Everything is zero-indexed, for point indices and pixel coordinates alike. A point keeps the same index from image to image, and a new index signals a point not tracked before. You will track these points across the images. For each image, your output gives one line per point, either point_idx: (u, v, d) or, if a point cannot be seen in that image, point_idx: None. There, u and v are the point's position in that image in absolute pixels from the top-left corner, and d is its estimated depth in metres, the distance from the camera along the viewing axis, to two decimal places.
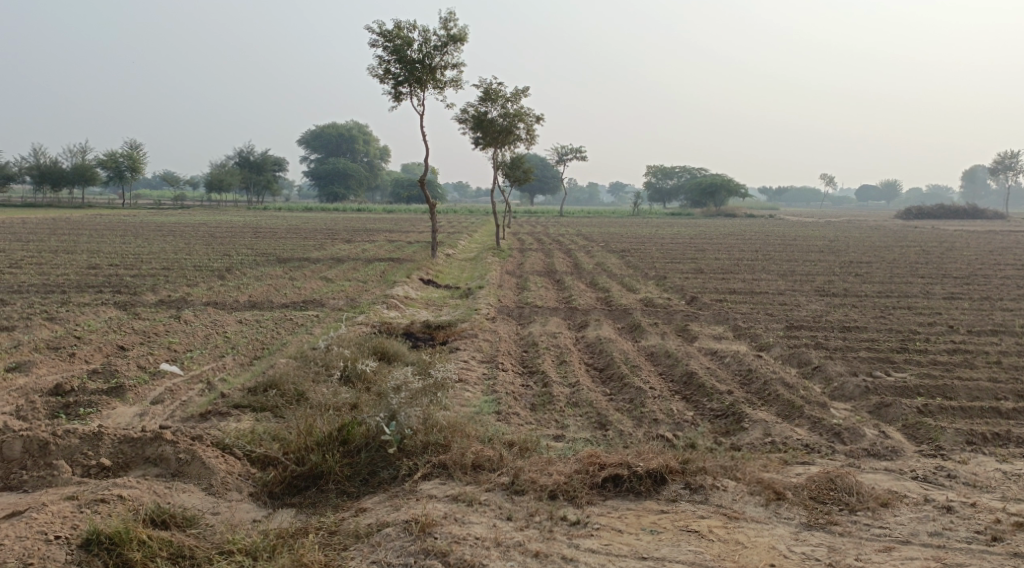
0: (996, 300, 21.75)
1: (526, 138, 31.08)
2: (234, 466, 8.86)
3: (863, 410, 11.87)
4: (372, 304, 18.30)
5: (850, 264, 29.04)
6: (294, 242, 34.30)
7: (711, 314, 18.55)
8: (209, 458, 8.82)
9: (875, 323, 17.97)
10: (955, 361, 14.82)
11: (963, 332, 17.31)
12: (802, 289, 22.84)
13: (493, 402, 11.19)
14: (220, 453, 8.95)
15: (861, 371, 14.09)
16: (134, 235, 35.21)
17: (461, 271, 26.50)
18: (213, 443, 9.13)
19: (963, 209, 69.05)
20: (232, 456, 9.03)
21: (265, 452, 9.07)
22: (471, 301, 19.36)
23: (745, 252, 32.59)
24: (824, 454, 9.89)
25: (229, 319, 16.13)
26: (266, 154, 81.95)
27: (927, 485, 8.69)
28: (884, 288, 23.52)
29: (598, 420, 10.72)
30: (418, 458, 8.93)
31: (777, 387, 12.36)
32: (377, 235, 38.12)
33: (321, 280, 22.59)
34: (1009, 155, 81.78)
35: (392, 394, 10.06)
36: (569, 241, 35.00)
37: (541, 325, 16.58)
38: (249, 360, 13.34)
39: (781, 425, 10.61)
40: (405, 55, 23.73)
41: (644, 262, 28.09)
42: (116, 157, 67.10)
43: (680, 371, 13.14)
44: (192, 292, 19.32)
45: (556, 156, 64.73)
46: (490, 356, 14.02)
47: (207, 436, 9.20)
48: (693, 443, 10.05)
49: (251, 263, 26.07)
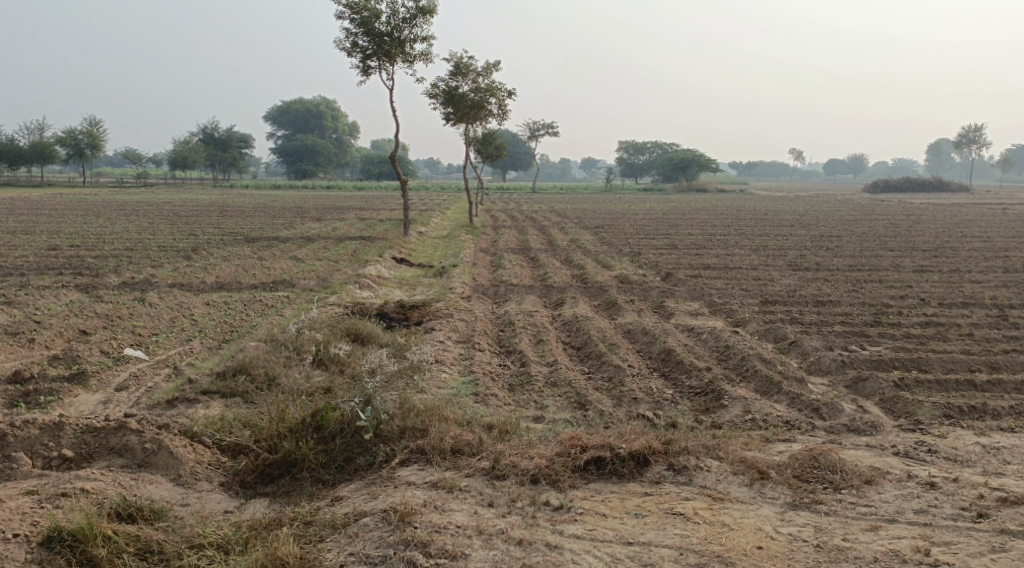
0: (966, 272, 21.86)
1: (497, 114, 30.78)
2: (203, 455, 8.67)
3: (841, 385, 11.84)
4: (344, 283, 18.03)
5: (821, 237, 29.11)
6: (263, 220, 33.84)
7: (686, 290, 18.49)
8: (177, 447, 8.61)
9: (849, 297, 17.99)
10: (928, 334, 14.86)
11: (935, 305, 17.37)
12: (775, 264, 22.85)
13: (470, 384, 11.03)
14: (189, 442, 8.75)
15: (837, 345, 14.07)
16: (97, 215, 34.52)
17: (434, 249, 26.26)
18: (181, 432, 8.91)
19: (930, 182, 69.67)
20: (201, 445, 8.82)
21: (236, 440, 8.87)
22: (444, 280, 19.15)
23: (716, 227, 32.58)
24: (805, 431, 9.83)
25: (196, 302, 15.81)
26: (231, 130, 80.76)
27: (910, 461, 8.65)
28: (855, 261, 23.59)
29: (577, 400, 10.60)
30: (395, 443, 8.76)
31: (754, 363, 12.30)
32: (348, 213, 37.68)
33: (290, 259, 22.24)
34: (973, 127, 82.42)
35: (367, 377, 9.86)
36: (541, 217, 34.85)
37: (516, 303, 16.43)
38: (218, 344, 13.08)
39: (760, 401, 10.55)
40: (373, 28, 23.32)
41: (617, 238, 27.97)
42: (76, 136, 65.80)
43: (657, 348, 13.04)
44: (157, 274, 18.93)
45: (526, 130, 64.36)
46: (465, 336, 13.83)
47: (174, 425, 8.98)
48: (674, 422, 9.95)
49: (218, 242, 25.64)
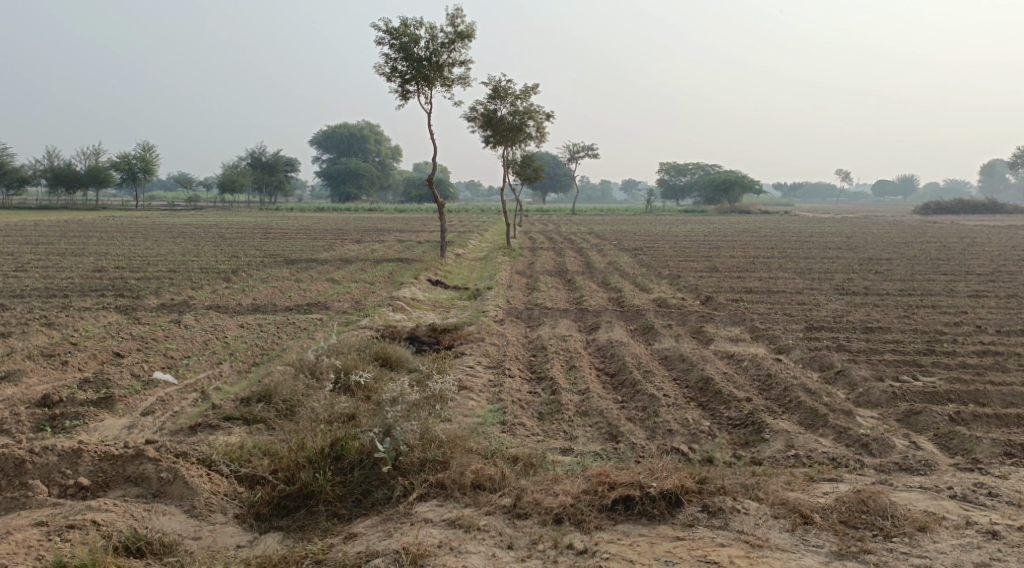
0: (1023, 298, 20.96)
1: (536, 136, 30.49)
2: (219, 485, 8.32)
3: (891, 418, 11.20)
4: (377, 306, 17.71)
5: (870, 261, 28.27)
6: (304, 242, 33.82)
7: (727, 315, 17.89)
8: (192, 477, 8.28)
9: (899, 323, 17.26)
10: (984, 364, 14.12)
11: (991, 333, 16.58)
12: (821, 288, 22.12)
13: (498, 412, 10.59)
14: (205, 471, 8.41)
15: (887, 375, 13.39)
16: (144, 237, 34.74)
17: (471, 271, 25.92)
18: (198, 460, 8.58)
19: (982, 204, 67.94)
20: (218, 474, 8.47)
21: (253, 470, 8.52)
22: (479, 303, 18.75)
23: (760, 249, 31.86)
24: (852, 469, 9.24)
25: (229, 324, 15.58)
26: (278, 154, 81.59)
27: (968, 506, 8.02)
28: (905, 286, 22.77)
29: (609, 431, 10.10)
30: (414, 477, 8.36)
31: (798, 393, 11.71)
32: (388, 235, 37.56)
33: (327, 281, 22.03)
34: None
35: (389, 406, 9.47)
36: (581, 239, 34.43)
37: (551, 327, 15.99)
38: (247, 367, 12.80)
39: (804, 435, 9.97)
40: (411, 53, 23.17)
41: (657, 261, 27.39)
42: (128, 160, 66.78)
43: (695, 376, 12.50)
44: (195, 295, 18.80)
45: (568, 152, 64.02)
46: (496, 361, 13.41)
47: (192, 452, 8.65)
48: (710, 456, 9.42)
49: (258, 264, 25.56)
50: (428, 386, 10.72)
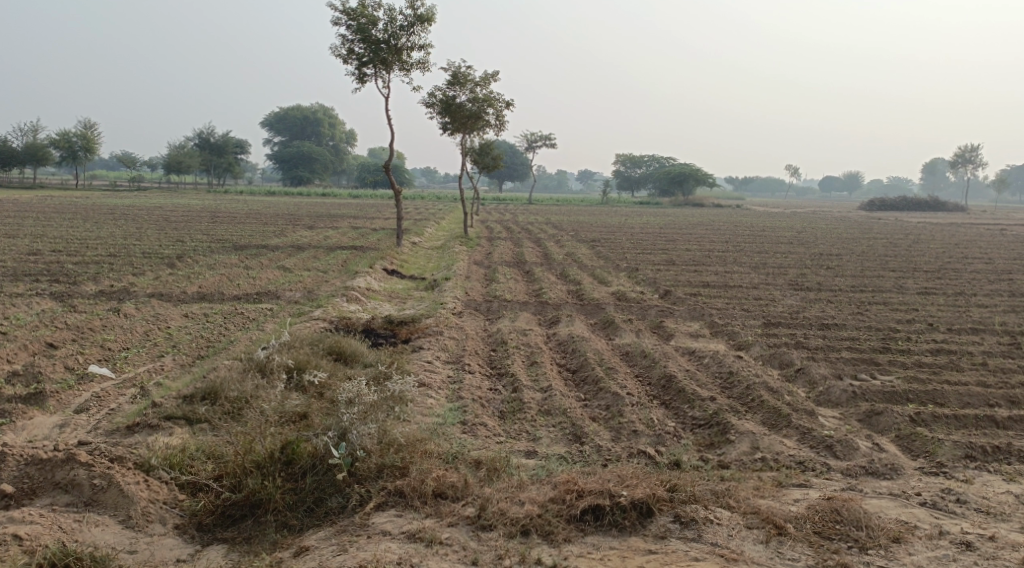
0: (972, 295, 21.16)
1: (494, 124, 30.12)
2: (157, 493, 7.91)
3: (853, 418, 11.11)
4: (330, 296, 17.24)
5: (821, 256, 28.43)
6: (253, 227, 33.05)
7: (685, 309, 17.77)
8: (128, 484, 7.85)
9: (854, 320, 17.28)
10: (940, 363, 14.14)
11: (944, 331, 16.67)
12: (776, 283, 22.12)
13: (458, 411, 10.28)
14: (142, 477, 7.98)
15: (846, 374, 13.34)
16: (85, 219, 33.66)
17: (426, 261, 25.54)
18: (135, 465, 8.13)
19: (926, 201, 69.16)
20: (156, 480, 8.05)
21: (195, 477, 8.11)
22: (436, 294, 18.37)
23: (715, 243, 31.89)
24: (820, 474, 9.10)
25: (173, 314, 15.00)
26: (227, 135, 80.01)
27: (939, 514, 7.91)
28: (858, 282, 22.88)
29: (572, 432, 9.85)
30: (371, 484, 8.02)
31: (761, 392, 11.57)
32: (341, 222, 36.89)
33: (278, 269, 21.46)
34: (970, 147, 81.76)
35: (345, 406, 9.08)
36: (537, 229, 34.20)
37: (510, 321, 15.70)
38: (191, 361, 12.30)
39: (769, 437, 9.81)
40: (369, 35, 22.64)
41: (614, 253, 27.24)
42: (69, 138, 64.85)
43: (657, 373, 12.29)
44: (138, 282, 18.12)
45: (523, 141, 63.67)
46: (454, 356, 13.08)
47: (129, 456, 8.20)
48: (677, 460, 9.22)
49: (206, 249, 24.83)
50: (387, 384, 10.34)
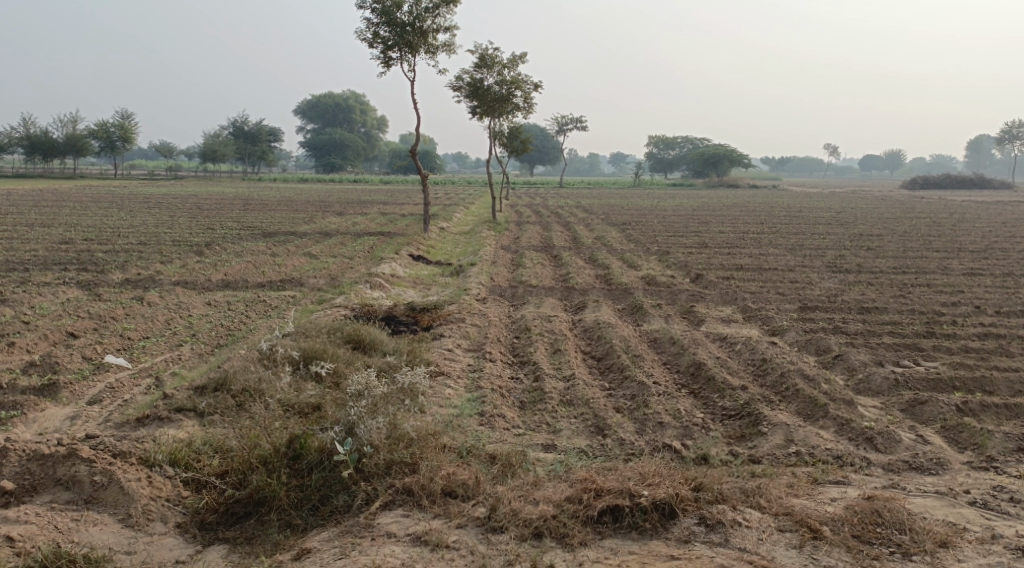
0: (1020, 276, 20.30)
1: (523, 107, 29.58)
2: (160, 489, 7.61)
3: (894, 408, 10.53)
4: (354, 283, 16.89)
5: (860, 237, 27.59)
6: (284, 214, 32.85)
7: (718, 293, 17.17)
8: (130, 481, 7.54)
9: (895, 303, 16.58)
10: (987, 348, 13.44)
11: (990, 314, 15.93)
12: (812, 265, 21.42)
13: (476, 401, 9.88)
14: (145, 473, 7.66)
15: (887, 360, 12.72)
16: (119, 208, 33.67)
17: (455, 246, 25.14)
18: (139, 460, 7.81)
19: (969, 179, 67.43)
20: (159, 476, 7.73)
21: (199, 473, 7.80)
22: (462, 280, 17.95)
23: (750, 225, 31.14)
24: (859, 469, 8.56)
25: (195, 302, 14.73)
26: (260, 123, 80.12)
27: (990, 515, 7.38)
28: (899, 263, 22.09)
29: (595, 423, 9.40)
30: (378, 482, 7.70)
31: (796, 380, 11.03)
32: (371, 208, 36.62)
33: (305, 256, 21.16)
34: (1015, 123, 79.58)
35: (354, 399, 8.73)
36: (569, 213, 33.66)
37: (536, 307, 15.25)
38: (209, 350, 12.01)
39: (804, 429, 9.28)
40: (393, 17, 22.21)
41: (646, 236, 26.63)
42: (106, 128, 65.22)
43: (686, 361, 11.77)
44: (163, 270, 17.91)
45: (555, 124, 63.01)
46: (476, 344, 12.66)
47: (133, 451, 7.87)
48: (705, 455, 8.75)
49: (234, 237, 24.64)
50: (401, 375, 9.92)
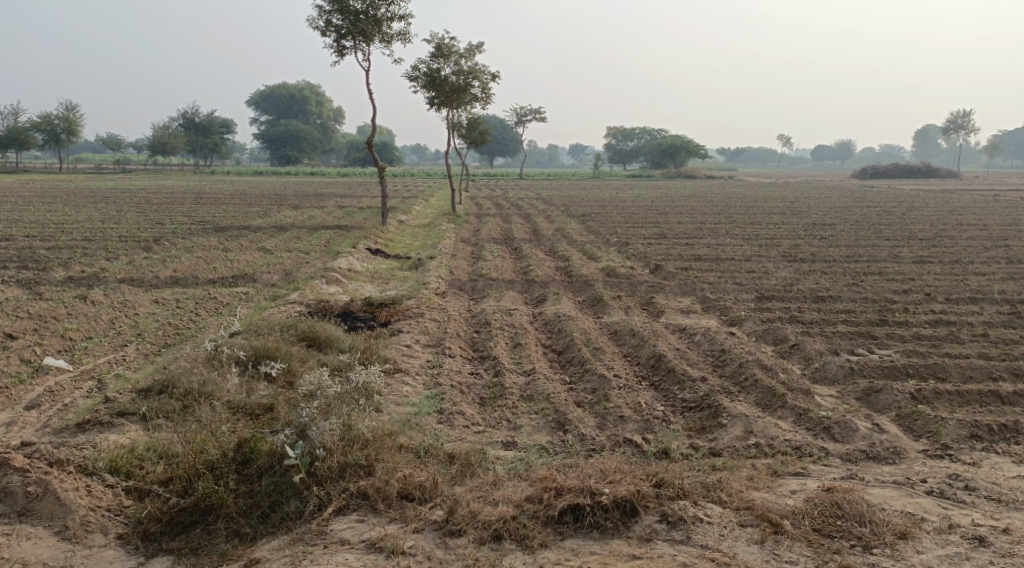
0: (969, 264, 20.64)
1: (481, 97, 29.38)
2: (100, 499, 7.49)
3: (850, 397, 10.59)
4: (309, 277, 16.64)
5: (813, 226, 27.87)
6: (237, 209, 32.30)
7: (676, 284, 17.19)
8: (66, 491, 7.41)
9: (849, 291, 16.74)
10: (939, 335, 13.61)
11: (941, 301, 16.16)
12: (768, 255, 21.56)
13: (435, 399, 9.79)
14: (83, 483, 7.56)
15: (842, 349, 12.80)
16: (65, 203, 32.85)
17: (413, 239, 24.92)
18: (76, 469, 7.73)
19: (917, 168, 68.60)
20: (99, 486, 7.63)
21: (141, 481, 7.70)
22: (419, 274, 17.78)
23: (706, 215, 31.31)
24: (817, 460, 8.57)
25: (142, 300, 14.41)
26: (212, 115, 78.82)
27: (947, 504, 7.43)
28: (852, 252, 22.34)
29: (556, 418, 9.35)
30: (332, 486, 7.59)
31: (754, 371, 11.05)
32: (327, 201, 36.19)
33: (258, 251, 20.80)
34: (963, 112, 81.02)
35: (306, 399, 8.60)
36: (527, 205, 33.57)
37: (495, 300, 15.14)
38: (156, 350, 11.83)
39: (763, 420, 9.29)
40: (347, 5, 21.91)
41: (604, 227, 26.64)
42: (51, 120, 63.64)
43: (646, 353, 11.75)
44: (109, 267, 17.48)
45: (513, 115, 62.85)
46: (435, 339, 12.52)
47: (71, 460, 7.77)
48: (666, 448, 8.71)
49: (185, 232, 24.16)
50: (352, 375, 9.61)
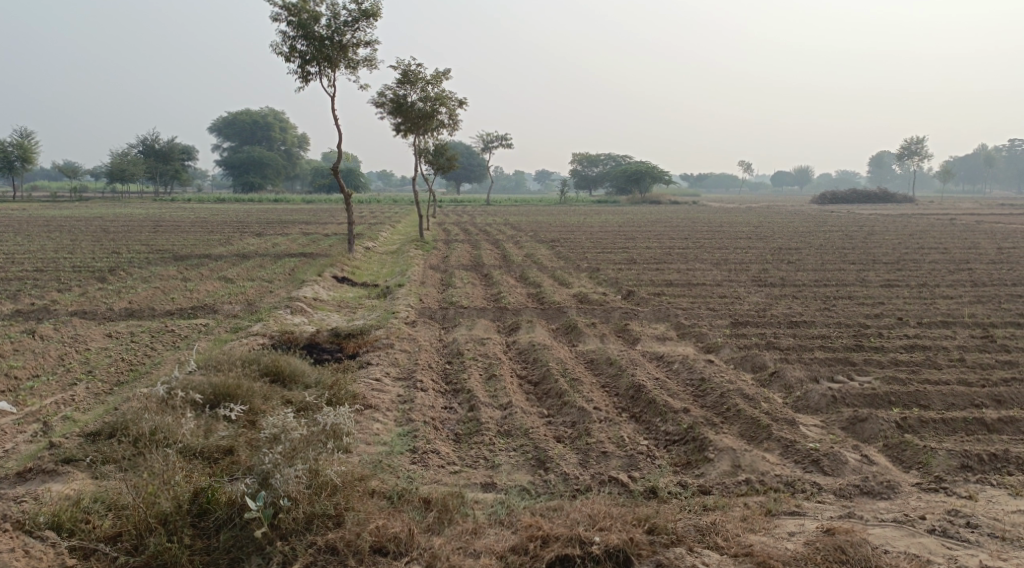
0: (937, 287, 20.60)
1: (448, 123, 29.08)
2: (42, 559, 7.31)
3: (836, 426, 10.21)
4: (273, 308, 16.13)
5: (780, 250, 27.80)
6: (198, 236, 31.61)
7: (650, 310, 16.90)
8: (3, 553, 7.19)
9: (823, 316, 16.53)
10: (917, 360, 13.40)
11: (914, 324, 16.01)
12: (738, 280, 21.37)
13: (407, 437, 9.42)
14: (20, 544, 7.37)
15: (822, 375, 12.50)
16: (19, 232, 31.93)
17: (380, 266, 24.47)
18: (14, 526, 7.57)
19: (875, 193, 69.40)
20: (41, 545, 7.44)
21: (86, 539, 7.54)
22: (388, 302, 17.31)
23: (674, 240, 31.15)
24: (810, 496, 8.25)
25: (95, 334, 13.81)
26: (173, 142, 77.77)
27: (950, 543, 7.47)
28: (820, 276, 22.23)
29: (536, 456, 9.00)
30: (296, 541, 7.47)
31: (736, 401, 10.71)
32: (292, 228, 35.57)
33: (219, 280, 20.26)
34: (917, 139, 82.33)
35: (267, 445, 8.23)
36: (496, 231, 33.23)
37: (466, 329, 14.75)
38: (108, 389, 11.34)
39: (750, 453, 8.95)
40: (311, 31, 21.53)
41: (573, 253, 26.34)
42: (5, 148, 62.24)
43: (625, 383, 11.37)
44: (61, 299, 16.88)
45: (479, 142, 62.64)
46: (405, 372, 12.06)
47: (9, 518, 7.63)
48: (653, 487, 8.38)
49: (142, 261, 23.51)
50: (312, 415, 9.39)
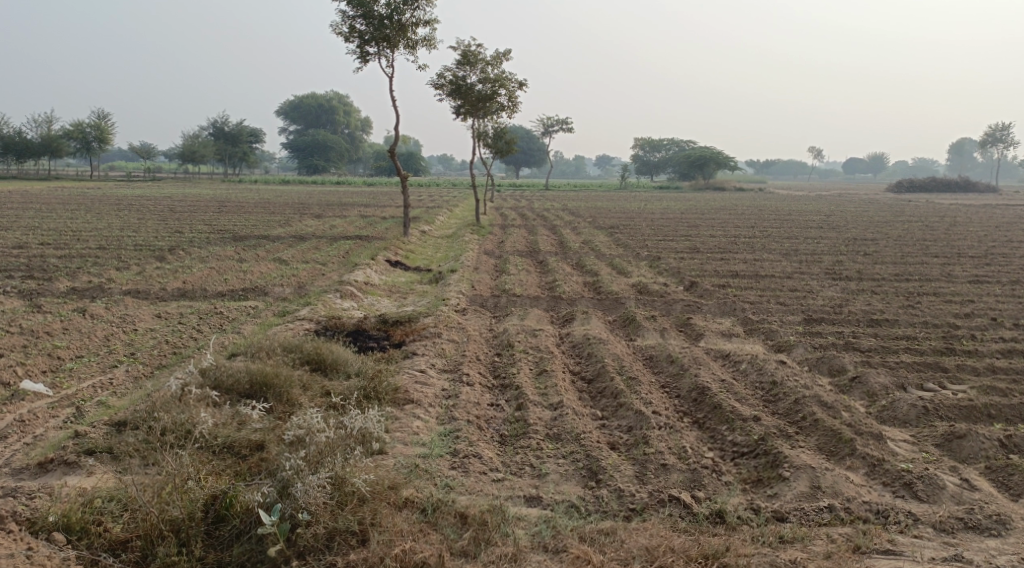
0: None
1: (508, 105, 28.13)
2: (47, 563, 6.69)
3: (928, 442, 9.07)
4: (322, 292, 15.42)
5: (854, 241, 26.31)
6: (258, 217, 31.22)
7: (715, 303, 15.78)
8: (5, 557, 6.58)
9: (905, 314, 15.22)
10: (1016, 368, 12.09)
11: (1008, 326, 14.63)
12: (810, 272, 20.06)
13: (449, 438, 8.58)
14: (27, 545, 6.81)
15: (909, 383, 11.29)
16: (86, 209, 31.92)
17: (436, 250, 23.68)
18: (23, 524, 7.02)
19: (954, 182, 66.56)
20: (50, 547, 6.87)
21: (94, 545, 6.95)
22: (440, 289, 16.48)
23: (740, 229, 29.77)
24: (904, 529, 7.34)
25: (142, 314, 13.24)
26: (241, 123, 78.15)
27: None
28: (900, 270, 20.79)
29: (588, 466, 8.10)
30: (316, 560, 6.88)
31: (813, 409, 9.63)
32: (350, 210, 35.02)
33: (273, 261, 19.67)
34: (998, 126, 78.62)
35: (290, 449, 7.53)
36: (555, 216, 32.20)
37: (519, 319, 13.84)
38: (147, 372, 10.72)
39: (833, 471, 7.95)
40: (371, 10, 20.78)
41: (634, 240, 25.22)
42: (82, 128, 63.10)
43: (687, 384, 10.35)
44: (115, 277, 16.41)
45: (541, 127, 61.63)
46: (452, 364, 11.21)
47: (19, 515, 7.08)
48: (721, 510, 7.48)
49: (200, 241, 23.08)
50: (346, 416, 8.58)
